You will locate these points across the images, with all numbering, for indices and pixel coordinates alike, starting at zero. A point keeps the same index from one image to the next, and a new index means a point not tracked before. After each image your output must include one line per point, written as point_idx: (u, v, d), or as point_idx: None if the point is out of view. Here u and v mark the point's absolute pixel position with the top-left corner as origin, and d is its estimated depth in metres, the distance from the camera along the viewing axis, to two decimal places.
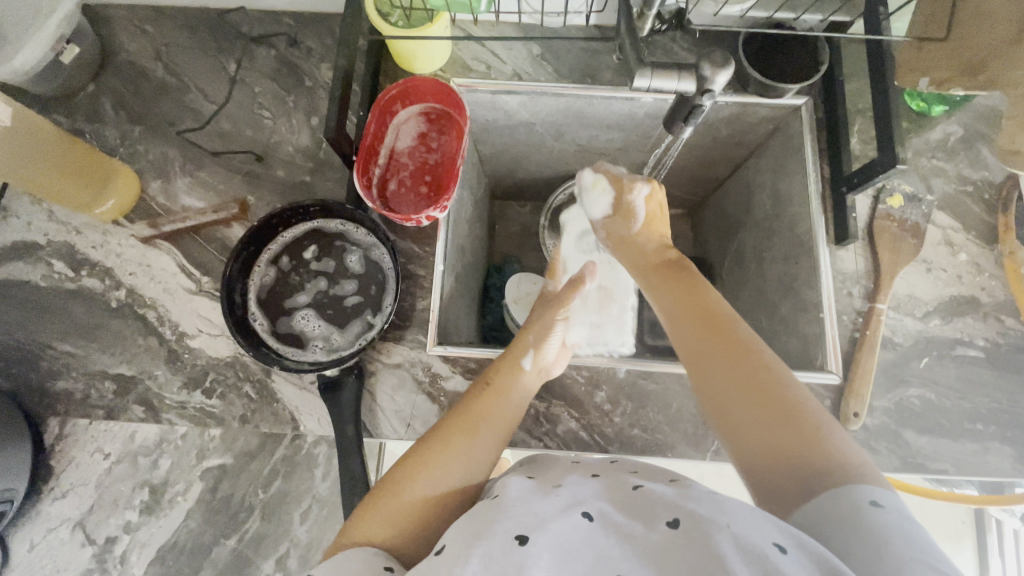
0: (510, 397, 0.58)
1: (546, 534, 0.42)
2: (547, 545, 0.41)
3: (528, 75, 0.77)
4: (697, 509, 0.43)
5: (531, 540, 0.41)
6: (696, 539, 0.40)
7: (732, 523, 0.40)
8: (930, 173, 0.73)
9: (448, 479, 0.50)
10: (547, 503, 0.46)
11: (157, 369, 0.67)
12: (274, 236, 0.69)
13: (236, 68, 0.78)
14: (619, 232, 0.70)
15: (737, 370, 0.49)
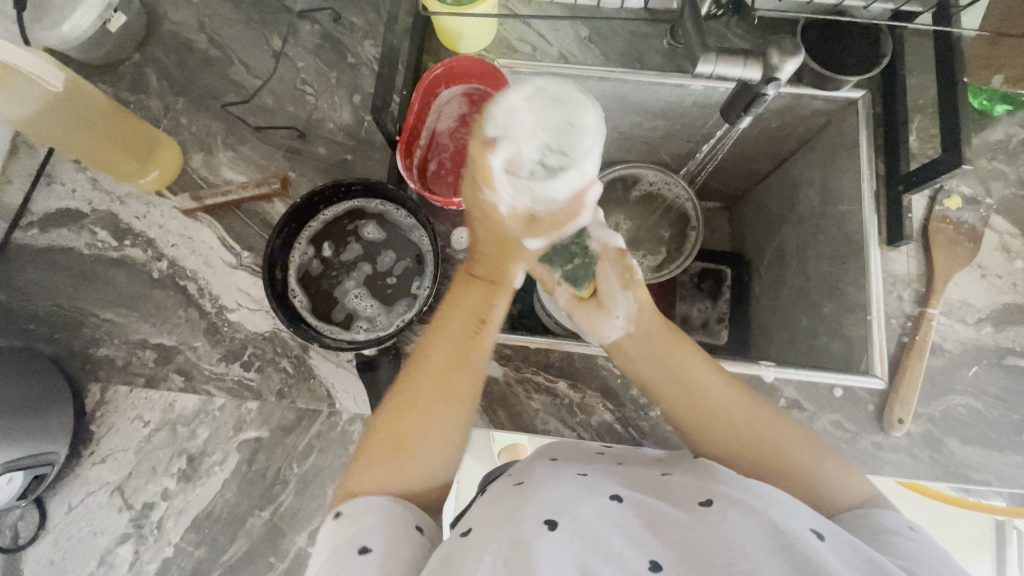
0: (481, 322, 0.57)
1: (574, 518, 0.42)
2: (573, 528, 0.41)
3: (574, 58, 0.77)
4: (732, 493, 0.43)
5: (560, 525, 0.41)
6: (732, 517, 0.41)
7: (768, 507, 0.41)
8: (990, 176, 0.71)
9: (450, 450, 0.51)
10: (578, 487, 0.46)
11: (197, 341, 0.69)
12: (315, 215, 0.68)
13: (281, 42, 0.78)
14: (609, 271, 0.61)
15: (732, 429, 0.53)
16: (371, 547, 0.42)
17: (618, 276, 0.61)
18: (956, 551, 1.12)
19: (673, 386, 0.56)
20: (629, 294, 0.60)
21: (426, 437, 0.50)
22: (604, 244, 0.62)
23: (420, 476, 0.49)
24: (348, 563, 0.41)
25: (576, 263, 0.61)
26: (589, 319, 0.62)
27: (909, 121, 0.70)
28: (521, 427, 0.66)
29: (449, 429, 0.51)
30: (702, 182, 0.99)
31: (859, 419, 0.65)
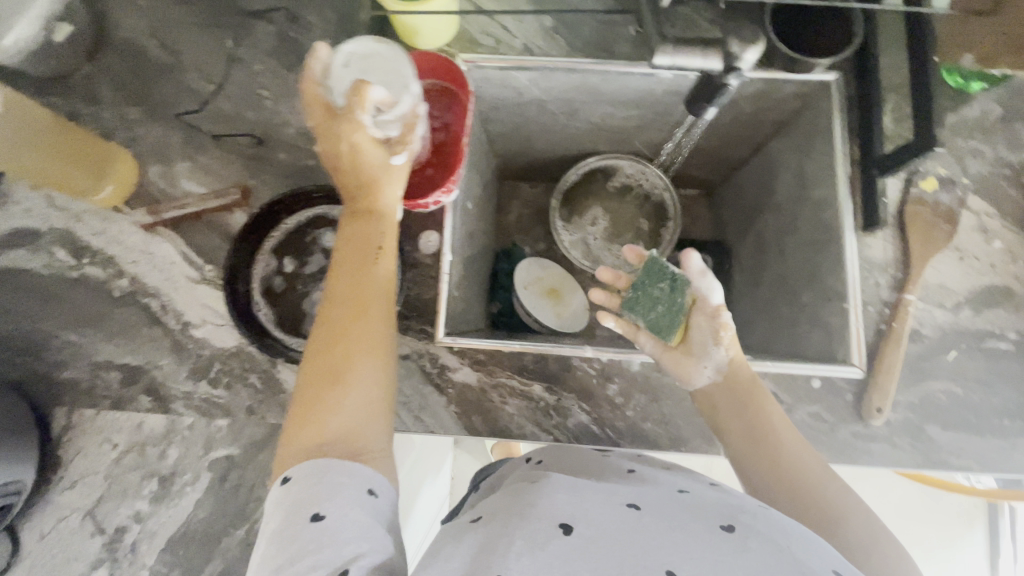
0: (376, 262, 0.51)
1: (591, 525, 0.41)
2: (591, 534, 0.40)
3: (540, 49, 0.74)
4: (754, 522, 0.43)
5: (576, 530, 0.41)
6: (753, 547, 0.40)
7: (790, 543, 0.41)
8: (966, 155, 0.69)
9: (379, 374, 0.47)
10: (594, 493, 0.45)
11: (163, 360, 0.67)
12: (277, 224, 0.67)
13: (235, 45, 0.75)
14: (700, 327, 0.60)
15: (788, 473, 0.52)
16: (324, 512, 0.39)
17: (710, 330, 0.59)
18: (951, 525, 1.14)
19: (744, 430, 0.56)
20: (722, 348, 0.59)
21: (344, 371, 0.46)
22: (704, 297, 0.59)
23: (363, 416, 0.45)
24: (301, 530, 0.39)
25: (661, 309, 0.62)
26: (678, 367, 0.61)
27: (882, 101, 0.69)
28: (498, 433, 0.64)
29: (368, 348, 0.47)
30: (680, 170, 0.97)
31: (838, 410, 0.64)
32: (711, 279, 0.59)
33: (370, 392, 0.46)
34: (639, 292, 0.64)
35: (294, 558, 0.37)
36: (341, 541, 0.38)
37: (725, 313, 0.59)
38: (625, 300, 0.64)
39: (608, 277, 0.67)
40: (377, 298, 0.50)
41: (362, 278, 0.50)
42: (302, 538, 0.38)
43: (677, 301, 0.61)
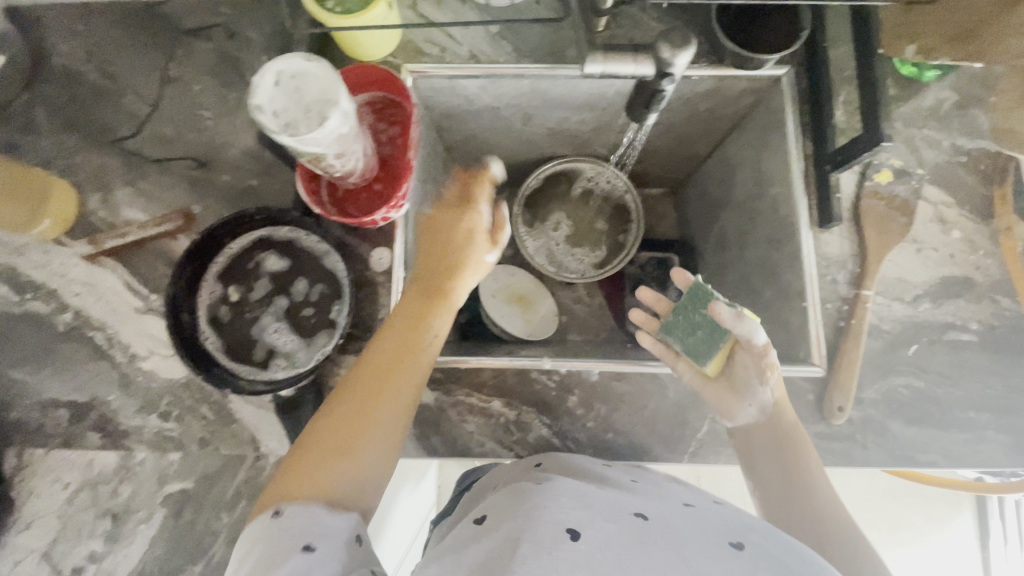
0: (423, 337, 0.56)
1: (597, 531, 0.40)
2: (597, 541, 0.40)
3: (486, 56, 0.72)
4: (763, 544, 0.42)
5: (582, 536, 0.40)
6: (762, 568, 0.39)
7: (800, 566, 0.40)
8: (922, 145, 0.68)
9: (403, 419, 0.51)
10: (601, 502, 0.44)
11: (112, 394, 0.65)
12: (221, 248, 0.64)
13: (172, 64, 0.72)
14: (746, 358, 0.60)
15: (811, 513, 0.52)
16: (314, 544, 0.42)
17: (755, 368, 0.60)
18: (937, 504, 1.21)
19: (777, 473, 0.55)
20: (766, 387, 0.59)
21: (372, 410, 0.49)
22: (746, 340, 0.59)
23: (380, 454, 0.49)
24: (289, 559, 0.41)
25: (701, 334, 0.62)
26: (720, 400, 0.61)
27: (834, 94, 0.68)
28: (457, 452, 0.63)
29: (399, 395, 0.51)
30: (643, 168, 0.96)
31: (801, 411, 0.63)
32: (750, 321, 0.58)
33: (390, 434, 0.50)
34: (679, 316, 0.64)
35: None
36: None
37: (771, 353, 0.59)
38: (665, 323, 0.65)
39: (650, 300, 0.70)
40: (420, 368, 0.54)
41: (406, 344, 0.54)
42: (290, 567, 0.41)
43: (719, 334, 0.61)
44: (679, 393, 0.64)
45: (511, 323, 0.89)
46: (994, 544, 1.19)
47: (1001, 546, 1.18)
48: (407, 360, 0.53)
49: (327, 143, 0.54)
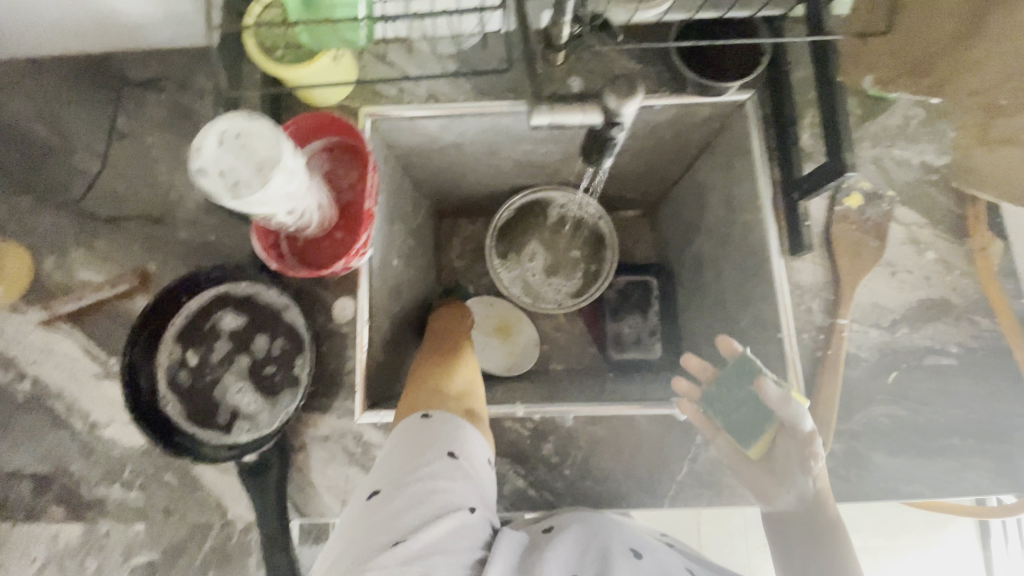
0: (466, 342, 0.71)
1: (657, 558, 0.49)
2: (659, 565, 0.48)
3: (445, 95, 0.70)
4: None
5: (645, 556, 0.48)
6: None
7: None
8: (892, 165, 0.66)
9: (476, 392, 0.61)
10: (652, 544, 0.52)
11: (73, 465, 0.63)
12: (177, 308, 0.62)
13: (123, 118, 0.70)
14: (793, 447, 0.54)
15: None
16: (457, 455, 0.50)
17: (798, 456, 0.54)
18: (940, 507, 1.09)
19: (816, 557, 0.52)
20: (809, 476, 0.54)
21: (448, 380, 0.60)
22: (791, 424, 0.53)
23: (472, 401, 0.59)
24: (433, 461, 0.48)
25: (745, 412, 0.55)
26: (753, 481, 0.57)
27: (799, 118, 0.66)
28: None
29: (465, 377, 0.63)
30: (616, 191, 0.94)
31: None
32: (797, 404, 0.52)
33: (471, 397, 0.60)
34: (722, 390, 0.57)
35: (423, 476, 0.47)
36: (460, 488, 0.47)
37: (817, 440, 0.53)
38: (706, 394, 0.58)
39: (694, 368, 0.61)
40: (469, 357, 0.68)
41: (453, 343, 0.69)
42: (433, 466, 0.48)
43: (763, 415, 0.54)
44: (657, 435, 0.62)
45: (490, 353, 0.89)
46: (995, 544, 1.07)
47: (1002, 544, 1.07)
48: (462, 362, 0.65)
49: (275, 202, 0.53)
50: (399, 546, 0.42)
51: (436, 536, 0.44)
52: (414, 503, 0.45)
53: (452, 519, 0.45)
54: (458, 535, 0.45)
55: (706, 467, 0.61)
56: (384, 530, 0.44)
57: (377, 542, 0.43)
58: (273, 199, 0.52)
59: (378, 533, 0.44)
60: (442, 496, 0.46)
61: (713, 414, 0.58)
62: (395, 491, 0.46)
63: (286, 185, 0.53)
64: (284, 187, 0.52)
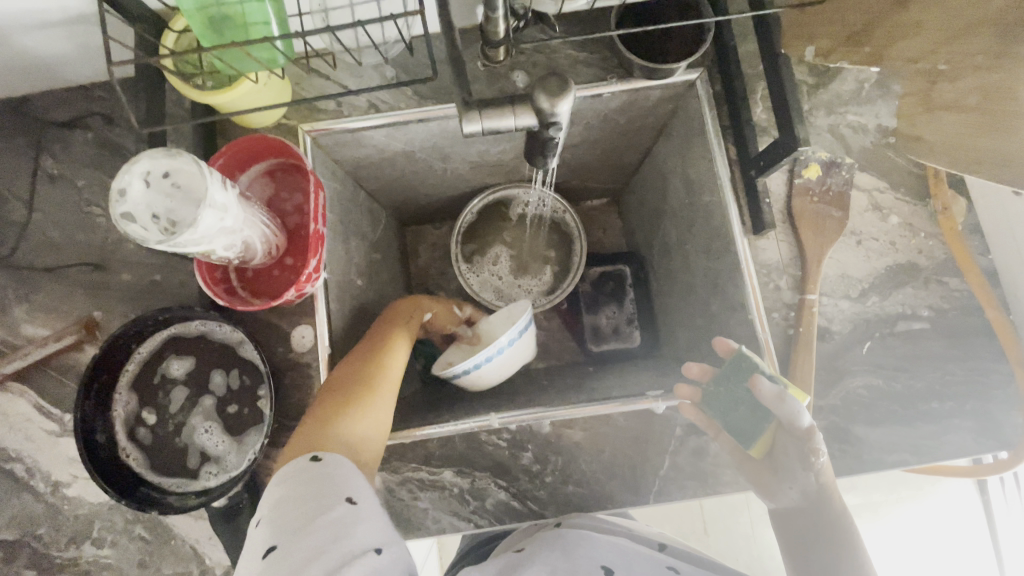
0: (397, 358, 0.61)
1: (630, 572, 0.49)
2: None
3: (387, 104, 0.67)
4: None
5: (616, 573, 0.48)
6: None
7: None
8: (849, 131, 0.65)
9: (382, 427, 0.54)
10: (634, 557, 0.52)
11: (40, 528, 0.61)
12: (129, 355, 0.59)
13: (51, 161, 0.67)
14: (794, 445, 0.52)
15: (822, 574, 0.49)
16: (357, 500, 0.43)
17: (799, 452, 0.52)
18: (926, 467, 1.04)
19: (820, 543, 0.50)
20: (810, 472, 0.52)
21: (351, 411, 0.52)
22: (789, 421, 0.51)
23: (366, 452, 0.50)
24: (333, 506, 0.41)
25: (743, 410, 0.55)
26: (757, 481, 0.55)
27: (751, 93, 0.65)
28: (412, 532, 0.60)
29: (378, 404, 0.54)
30: (579, 183, 0.92)
31: None
32: (795, 401, 0.51)
33: (371, 438, 0.52)
34: (720, 389, 0.56)
35: (322, 523, 0.40)
36: (366, 530, 0.41)
37: (817, 436, 0.51)
38: (705, 394, 0.57)
39: (696, 374, 0.60)
40: (396, 379, 0.58)
41: (381, 355, 0.60)
42: (333, 514, 0.41)
43: (763, 413, 0.54)
44: (635, 432, 0.61)
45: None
46: (993, 486, 1.05)
47: (999, 489, 1.05)
48: (377, 382, 0.56)
49: (209, 239, 0.50)
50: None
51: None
52: (318, 553, 0.38)
53: (364, 564, 0.39)
54: None
55: (689, 459, 0.60)
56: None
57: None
58: (206, 236, 0.49)
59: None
60: (347, 543, 0.39)
61: (713, 413, 0.57)
62: (292, 543, 0.39)
63: (221, 220, 0.50)
64: (217, 221, 0.50)
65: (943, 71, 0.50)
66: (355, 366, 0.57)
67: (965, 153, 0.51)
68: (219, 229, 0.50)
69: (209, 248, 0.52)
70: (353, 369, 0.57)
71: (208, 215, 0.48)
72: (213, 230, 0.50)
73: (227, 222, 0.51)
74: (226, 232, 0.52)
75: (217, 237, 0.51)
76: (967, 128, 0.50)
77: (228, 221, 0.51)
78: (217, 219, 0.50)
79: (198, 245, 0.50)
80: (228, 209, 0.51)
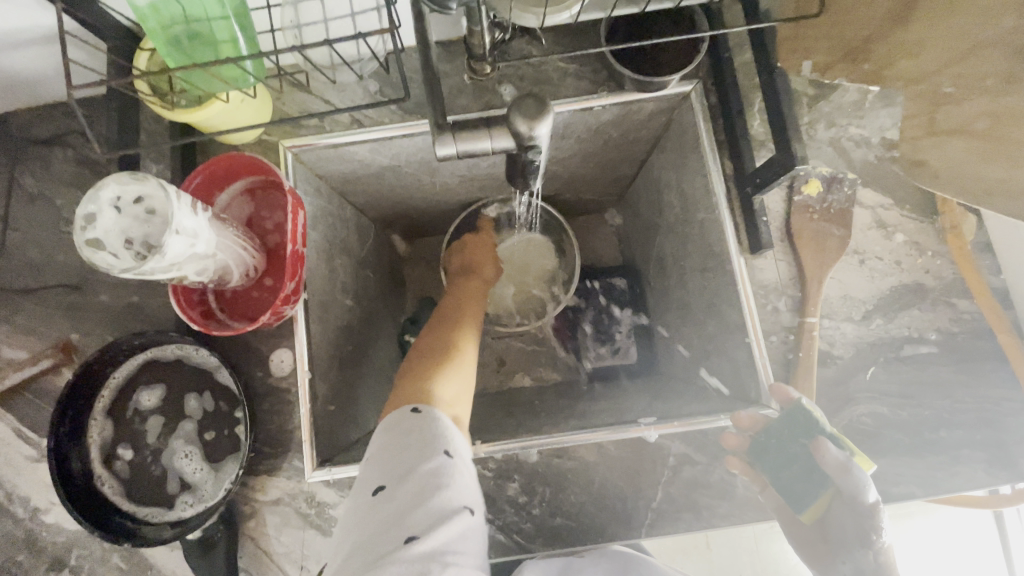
0: (469, 333, 0.63)
1: None
2: None
3: (370, 119, 0.65)
4: None
5: None
6: None
7: None
8: (851, 145, 0.62)
9: (469, 389, 0.54)
10: None
11: (17, 556, 0.60)
12: (104, 381, 0.58)
13: (30, 181, 0.66)
14: (851, 520, 0.50)
15: None
16: (453, 453, 0.44)
17: (857, 527, 0.50)
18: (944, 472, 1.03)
19: None
20: (869, 550, 0.49)
21: (438, 374, 0.53)
22: (851, 493, 0.49)
23: (462, 408, 0.51)
24: (433, 455, 0.42)
25: (797, 471, 0.53)
26: (808, 550, 0.53)
27: (748, 105, 0.62)
28: None
29: (463, 368, 0.56)
30: (574, 195, 0.90)
31: None
32: (859, 471, 0.50)
33: (461, 396, 0.52)
34: (773, 441, 0.53)
35: (424, 470, 0.41)
36: (462, 485, 0.42)
37: (881, 513, 0.49)
38: (755, 442, 0.54)
39: (746, 423, 0.56)
40: (471, 347, 0.61)
41: (456, 330, 0.63)
42: (435, 462, 0.42)
43: (819, 478, 0.52)
44: (626, 461, 0.58)
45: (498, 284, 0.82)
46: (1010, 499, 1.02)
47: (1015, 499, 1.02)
48: (457, 351, 0.58)
49: (179, 265, 0.48)
50: (414, 544, 0.37)
51: (451, 533, 0.39)
52: (422, 498, 0.40)
53: (459, 521, 0.40)
54: (464, 541, 0.40)
55: (682, 490, 0.58)
56: (392, 528, 0.38)
57: (388, 541, 0.38)
58: (174, 263, 0.48)
59: (386, 534, 0.38)
60: (445, 495, 0.40)
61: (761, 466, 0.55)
62: (398, 486, 0.40)
63: (192, 246, 0.48)
64: (186, 248, 0.48)
65: (949, 94, 0.47)
66: (436, 337, 0.61)
67: (972, 184, 0.49)
68: (188, 255, 0.48)
69: (180, 274, 0.50)
70: (427, 346, 0.59)
71: (175, 242, 0.47)
72: (183, 256, 0.48)
73: (197, 248, 0.49)
74: (196, 258, 0.50)
75: (187, 263, 0.49)
76: (974, 157, 0.47)
77: (198, 246, 0.49)
78: (187, 245, 0.48)
79: (167, 272, 0.48)
80: (198, 234, 0.49)
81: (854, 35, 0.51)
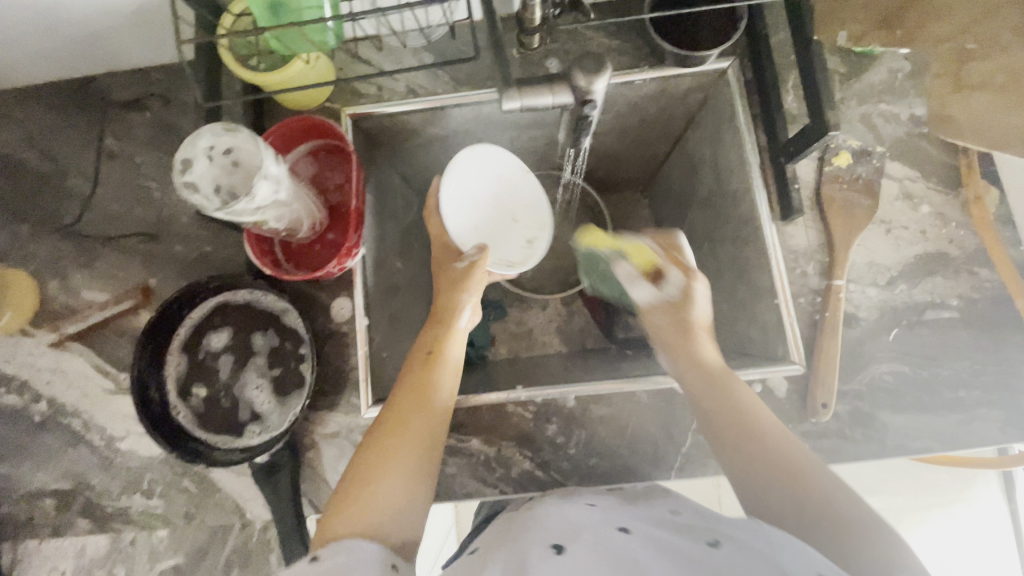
0: (437, 392, 0.52)
1: (579, 540, 0.40)
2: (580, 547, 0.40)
3: (425, 89, 0.70)
4: (735, 532, 0.41)
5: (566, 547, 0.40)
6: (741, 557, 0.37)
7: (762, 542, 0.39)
8: (880, 121, 0.65)
9: (417, 491, 0.45)
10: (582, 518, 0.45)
11: (93, 479, 0.65)
12: (182, 319, 0.63)
13: (110, 140, 0.71)
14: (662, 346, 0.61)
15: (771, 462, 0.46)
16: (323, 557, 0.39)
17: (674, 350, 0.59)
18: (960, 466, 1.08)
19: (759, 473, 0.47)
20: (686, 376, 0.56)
21: (378, 481, 0.44)
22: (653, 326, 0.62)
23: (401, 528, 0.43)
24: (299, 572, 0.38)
25: None
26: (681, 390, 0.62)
27: (782, 82, 0.66)
28: (439, 496, 0.62)
29: (414, 462, 0.46)
30: (608, 172, 0.94)
31: (784, 411, 0.61)
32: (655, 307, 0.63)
33: (410, 505, 0.44)
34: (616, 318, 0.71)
35: None
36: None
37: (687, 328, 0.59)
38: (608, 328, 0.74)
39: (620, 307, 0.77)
40: (439, 418, 0.50)
41: (422, 394, 0.51)
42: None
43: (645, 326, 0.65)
44: (660, 410, 0.62)
45: (510, 249, 0.72)
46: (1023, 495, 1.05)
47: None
48: (412, 433, 0.48)
49: (262, 210, 0.53)
50: None
51: None
52: None
53: None
54: None
55: None
56: None
57: None
58: (259, 208, 0.53)
59: None
60: None
61: None
62: None
63: (275, 194, 0.53)
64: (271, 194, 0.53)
65: (971, 51, 0.52)
66: (395, 408, 0.50)
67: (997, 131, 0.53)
68: (271, 201, 0.53)
69: (262, 219, 0.55)
70: (384, 424, 0.49)
71: (262, 188, 0.51)
72: (268, 202, 0.53)
73: (280, 196, 0.55)
74: (276, 206, 0.55)
75: (270, 209, 0.54)
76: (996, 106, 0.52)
77: (281, 194, 0.54)
78: (272, 192, 0.53)
79: (253, 216, 0.53)
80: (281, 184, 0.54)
81: (889, 1, 0.55)
